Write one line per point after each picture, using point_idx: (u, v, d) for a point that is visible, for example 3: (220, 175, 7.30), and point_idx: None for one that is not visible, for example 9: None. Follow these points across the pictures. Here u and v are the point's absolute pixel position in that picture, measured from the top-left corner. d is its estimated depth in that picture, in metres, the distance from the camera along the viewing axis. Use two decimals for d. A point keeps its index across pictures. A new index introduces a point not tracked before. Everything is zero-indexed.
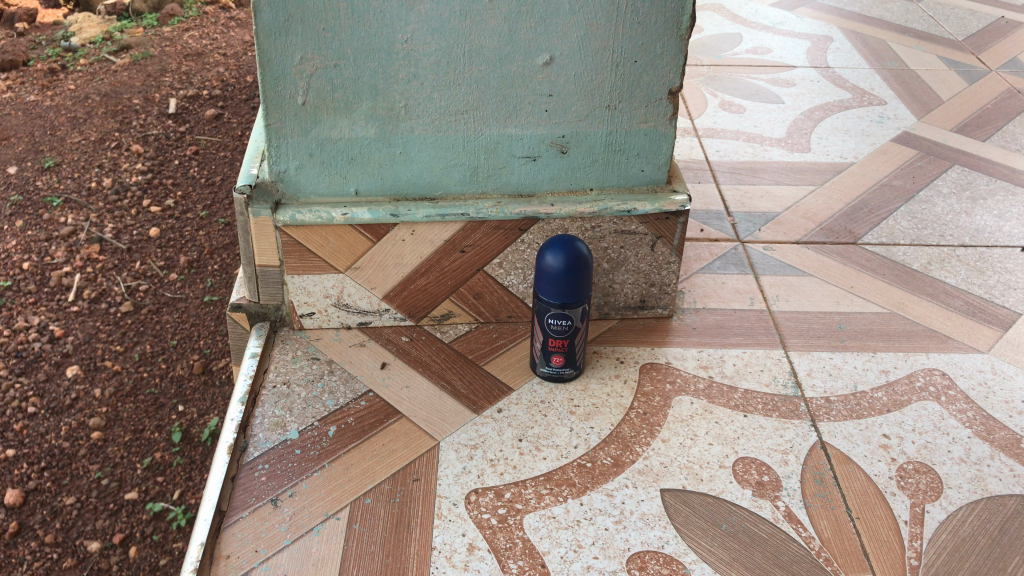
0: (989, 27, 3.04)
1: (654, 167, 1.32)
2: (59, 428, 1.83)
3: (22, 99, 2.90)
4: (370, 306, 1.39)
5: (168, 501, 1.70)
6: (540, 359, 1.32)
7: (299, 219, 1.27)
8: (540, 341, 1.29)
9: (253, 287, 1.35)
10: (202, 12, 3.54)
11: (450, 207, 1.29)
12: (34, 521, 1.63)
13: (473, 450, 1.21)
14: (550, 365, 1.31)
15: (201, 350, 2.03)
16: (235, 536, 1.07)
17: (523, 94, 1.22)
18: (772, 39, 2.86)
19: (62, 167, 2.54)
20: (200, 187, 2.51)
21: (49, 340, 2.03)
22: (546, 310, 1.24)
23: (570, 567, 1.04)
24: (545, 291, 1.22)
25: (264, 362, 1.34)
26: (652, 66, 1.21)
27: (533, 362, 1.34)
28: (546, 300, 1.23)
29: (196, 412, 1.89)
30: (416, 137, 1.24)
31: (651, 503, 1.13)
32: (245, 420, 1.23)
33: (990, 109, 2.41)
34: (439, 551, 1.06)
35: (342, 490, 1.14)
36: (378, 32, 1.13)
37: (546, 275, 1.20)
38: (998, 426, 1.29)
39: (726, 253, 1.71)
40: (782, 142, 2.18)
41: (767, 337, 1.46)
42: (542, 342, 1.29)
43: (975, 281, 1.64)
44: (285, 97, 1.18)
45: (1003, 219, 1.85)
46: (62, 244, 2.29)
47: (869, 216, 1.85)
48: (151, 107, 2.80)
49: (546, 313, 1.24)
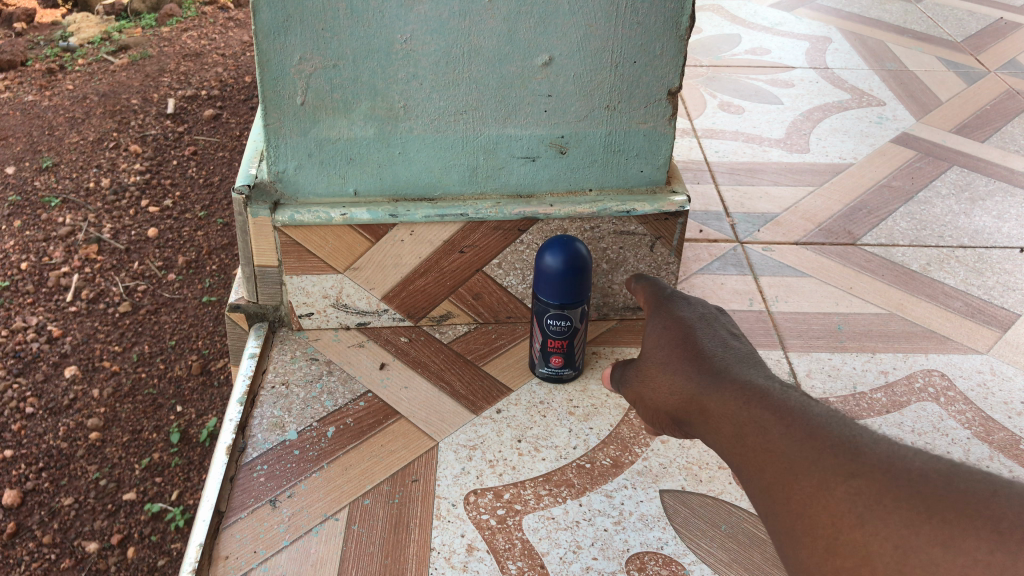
0: (988, 28, 3.05)
1: (654, 167, 1.32)
2: (57, 428, 1.82)
3: (21, 99, 2.89)
4: (369, 306, 1.38)
5: (167, 501, 1.70)
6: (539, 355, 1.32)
7: (298, 219, 1.26)
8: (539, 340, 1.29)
9: (252, 287, 1.35)
10: (201, 12, 3.55)
11: (449, 208, 1.29)
12: (32, 521, 1.63)
13: (472, 451, 1.21)
14: (549, 365, 1.31)
15: (200, 350, 2.03)
16: (234, 537, 1.07)
17: (523, 94, 1.22)
18: (771, 40, 2.86)
19: (61, 167, 2.54)
20: (199, 187, 2.51)
21: (48, 340, 2.03)
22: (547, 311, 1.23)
23: (570, 568, 1.04)
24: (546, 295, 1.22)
25: (263, 362, 1.34)
26: (652, 66, 1.21)
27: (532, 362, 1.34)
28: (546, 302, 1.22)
29: (194, 412, 1.89)
30: (416, 138, 1.24)
31: (650, 504, 1.13)
32: (244, 420, 1.23)
33: (989, 110, 2.41)
34: (438, 551, 1.06)
35: (342, 490, 1.13)
36: (378, 32, 1.13)
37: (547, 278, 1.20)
38: (998, 427, 1.29)
39: (725, 253, 1.71)
40: (781, 143, 2.19)
41: (767, 338, 1.46)
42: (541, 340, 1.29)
43: (973, 282, 1.64)
44: (284, 97, 1.18)
45: (1003, 220, 1.85)
46: (60, 244, 2.29)
47: (868, 217, 1.85)
48: (150, 108, 2.80)
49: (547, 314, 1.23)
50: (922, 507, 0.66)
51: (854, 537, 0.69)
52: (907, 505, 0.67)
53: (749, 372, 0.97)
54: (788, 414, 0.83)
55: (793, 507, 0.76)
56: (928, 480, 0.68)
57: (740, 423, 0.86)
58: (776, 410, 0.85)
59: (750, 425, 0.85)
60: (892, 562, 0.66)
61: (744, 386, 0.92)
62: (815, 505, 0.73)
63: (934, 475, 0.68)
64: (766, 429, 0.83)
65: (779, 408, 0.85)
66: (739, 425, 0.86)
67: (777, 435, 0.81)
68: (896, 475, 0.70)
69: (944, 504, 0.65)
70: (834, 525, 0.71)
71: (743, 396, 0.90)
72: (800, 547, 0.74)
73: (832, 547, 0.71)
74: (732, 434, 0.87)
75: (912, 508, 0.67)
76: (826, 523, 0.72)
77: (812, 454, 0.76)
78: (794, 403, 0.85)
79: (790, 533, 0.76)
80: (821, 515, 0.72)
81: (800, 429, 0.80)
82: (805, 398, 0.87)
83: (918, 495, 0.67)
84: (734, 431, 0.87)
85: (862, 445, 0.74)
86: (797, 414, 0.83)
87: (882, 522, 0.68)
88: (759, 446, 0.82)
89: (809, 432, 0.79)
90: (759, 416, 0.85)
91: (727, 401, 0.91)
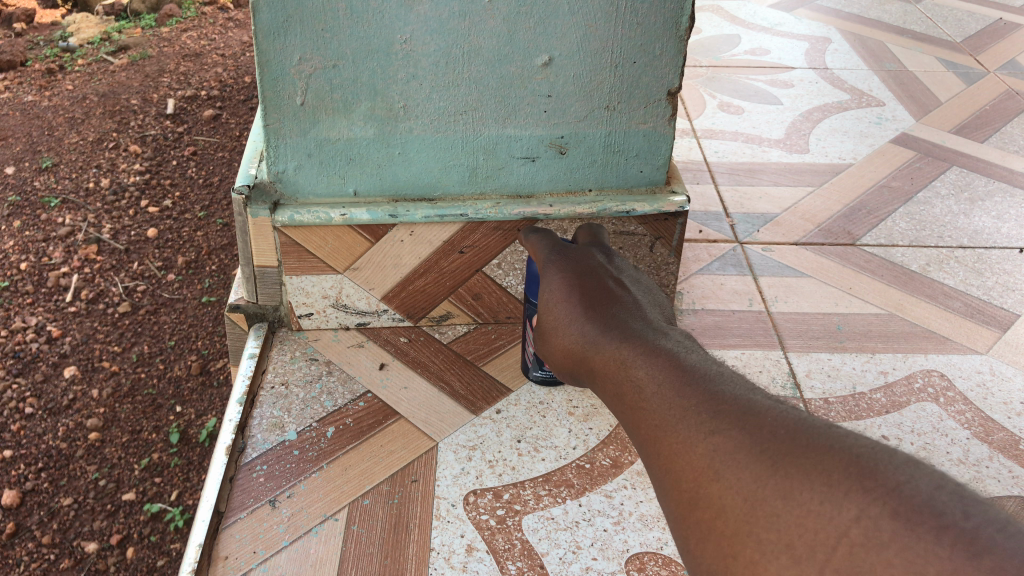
0: (987, 28, 3.05)
1: (653, 167, 1.32)
2: (56, 428, 1.82)
3: (20, 100, 2.89)
4: (369, 307, 1.38)
5: (166, 501, 1.70)
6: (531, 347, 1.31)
7: (298, 219, 1.26)
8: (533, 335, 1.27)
9: (252, 287, 1.35)
10: (200, 12, 3.55)
11: (449, 208, 1.29)
12: (31, 522, 1.63)
13: (472, 451, 1.21)
14: (542, 368, 1.30)
15: (199, 350, 2.03)
16: (234, 537, 1.07)
17: (523, 94, 1.22)
18: (770, 40, 2.86)
19: (60, 167, 2.54)
20: (199, 187, 2.51)
21: (47, 341, 2.03)
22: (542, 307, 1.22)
23: (570, 568, 1.04)
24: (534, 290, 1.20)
25: (263, 362, 1.34)
26: (652, 66, 1.21)
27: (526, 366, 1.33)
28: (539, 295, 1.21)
29: (194, 412, 1.88)
30: (416, 138, 1.24)
31: (650, 504, 1.13)
32: (244, 420, 1.23)
33: (989, 110, 2.41)
34: (437, 551, 1.06)
35: (342, 490, 1.13)
36: (378, 32, 1.13)
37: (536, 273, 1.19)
38: (997, 427, 1.29)
39: (725, 254, 1.71)
40: (780, 143, 2.19)
41: (766, 338, 1.46)
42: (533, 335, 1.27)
43: (973, 282, 1.64)
44: (284, 97, 1.17)
45: (1002, 221, 1.85)
46: (59, 244, 2.29)
47: (868, 217, 1.85)
48: (149, 108, 2.80)
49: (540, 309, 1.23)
50: (787, 462, 0.61)
51: (717, 499, 0.63)
52: (774, 456, 0.62)
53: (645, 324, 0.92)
54: (675, 372, 0.77)
55: (665, 465, 0.70)
56: (801, 436, 0.62)
57: (630, 376, 0.81)
58: (664, 368, 0.78)
59: (637, 381, 0.80)
60: (753, 526, 0.60)
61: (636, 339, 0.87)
62: (680, 463, 0.68)
63: (807, 432, 0.62)
64: (650, 387, 0.77)
65: (665, 365, 0.79)
66: (629, 378, 0.81)
67: (660, 393, 0.75)
68: (771, 432, 0.64)
69: (809, 456, 0.60)
70: (698, 485, 0.65)
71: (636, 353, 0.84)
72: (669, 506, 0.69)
73: (696, 502, 0.65)
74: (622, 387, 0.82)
75: (778, 460, 0.61)
76: (695, 485, 0.66)
77: (685, 413, 0.71)
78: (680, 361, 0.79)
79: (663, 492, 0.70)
80: (693, 474, 0.66)
81: (681, 388, 0.74)
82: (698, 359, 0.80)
83: (794, 455, 0.61)
84: (626, 386, 0.81)
85: (739, 407, 0.68)
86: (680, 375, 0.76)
87: (739, 475, 0.63)
88: (643, 405, 0.76)
89: (692, 393, 0.72)
90: (649, 374, 0.79)
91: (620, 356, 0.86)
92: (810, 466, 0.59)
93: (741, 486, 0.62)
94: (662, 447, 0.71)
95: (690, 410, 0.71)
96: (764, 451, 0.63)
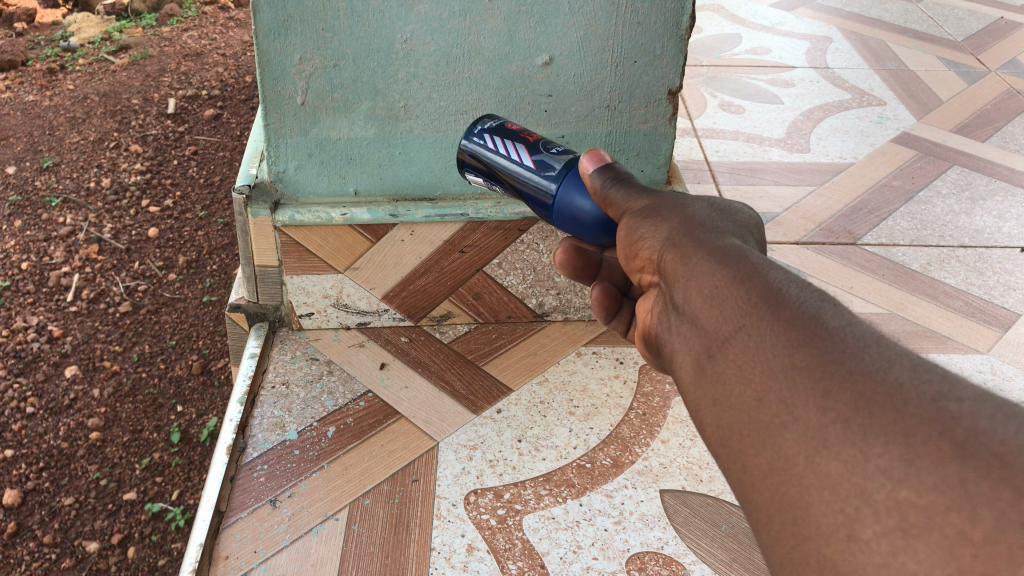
0: (989, 27, 3.05)
1: (654, 167, 1.32)
2: (57, 428, 1.83)
3: (22, 100, 2.90)
4: (370, 307, 1.38)
5: (167, 501, 1.70)
6: (466, 168, 1.00)
7: (299, 219, 1.26)
8: (491, 154, 0.96)
9: (252, 287, 1.35)
10: (201, 12, 3.54)
11: (450, 208, 1.29)
12: (33, 521, 1.63)
13: (472, 451, 1.21)
14: (485, 131, 0.97)
15: (201, 350, 2.04)
16: (235, 537, 1.07)
17: (523, 94, 1.22)
18: (772, 39, 2.86)
19: (61, 167, 2.54)
20: (200, 187, 2.51)
21: (48, 340, 2.04)
22: (543, 183, 0.90)
23: (570, 568, 1.04)
24: (568, 178, 0.88)
25: (263, 362, 1.34)
26: (652, 66, 1.21)
27: (496, 121, 0.98)
28: (555, 189, 0.88)
29: (195, 412, 1.88)
30: (416, 138, 1.24)
31: (651, 504, 1.13)
32: (244, 420, 1.23)
33: (990, 109, 2.41)
34: (438, 551, 1.06)
35: (342, 490, 1.13)
36: (378, 32, 1.13)
37: (576, 223, 0.87)
38: None
39: None
40: (781, 143, 2.19)
41: None
42: (491, 147, 0.96)
43: (974, 282, 1.64)
44: (284, 97, 1.17)
45: (1003, 220, 1.85)
46: (61, 244, 2.29)
47: (869, 217, 1.85)
48: (150, 108, 2.80)
49: (536, 175, 0.90)
50: (955, 472, 0.43)
51: (823, 494, 0.47)
52: (933, 454, 0.44)
53: (735, 239, 0.68)
54: (808, 319, 0.54)
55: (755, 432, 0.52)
56: (975, 431, 0.45)
57: (719, 311, 0.59)
58: (785, 307, 0.55)
59: (733, 319, 0.57)
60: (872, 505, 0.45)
61: (728, 252, 0.63)
62: (784, 439, 0.50)
63: (983, 425, 0.45)
64: (762, 333, 0.55)
65: (786, 301, 0.56)
66: (720, 311, 0.58)
67: (777, 341, 0.54)
68: (936, 423, 0.45)
69: (990, 466, 0.43)
70: (802, 474, 0.48)
71: (727, 274, 0.60)
72: (749, 487, 0.52)
73: (792, 487, 0.49)
74: (704, 328, 0.60)
75: (936, 461, 0.44)
76: (800, 472, 0.48)
77: (807, 374, 0.51)
78: (808, 300, 0.56)
79: (743, 469, 0.53)
80: (799, 462, 0.49)
81: (817, 339, 0.52)
82: (833, 299, 0.57)
83: (962, 460, 0.44)
84: (715, 324, 0.59)
85: (900, 377, 0.48)
86: (815, 321, 0.54)
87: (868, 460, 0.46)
88: (746, 359, 0.55)
89: (831, 348, 0.51)
90: (759, 310, 0.56)
91: (699, 279, 0.62)
92: (985, 482, 0.43)
93: (874, 499, 0.44)
94: (761, 415, 0.52)
95: (820, 371, 0.50)
96: (924, 453, 0.44)
